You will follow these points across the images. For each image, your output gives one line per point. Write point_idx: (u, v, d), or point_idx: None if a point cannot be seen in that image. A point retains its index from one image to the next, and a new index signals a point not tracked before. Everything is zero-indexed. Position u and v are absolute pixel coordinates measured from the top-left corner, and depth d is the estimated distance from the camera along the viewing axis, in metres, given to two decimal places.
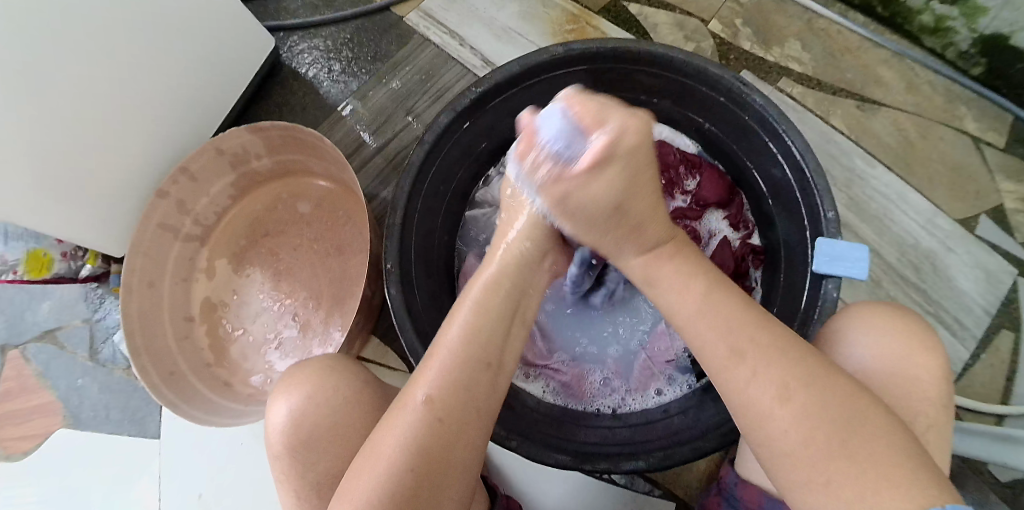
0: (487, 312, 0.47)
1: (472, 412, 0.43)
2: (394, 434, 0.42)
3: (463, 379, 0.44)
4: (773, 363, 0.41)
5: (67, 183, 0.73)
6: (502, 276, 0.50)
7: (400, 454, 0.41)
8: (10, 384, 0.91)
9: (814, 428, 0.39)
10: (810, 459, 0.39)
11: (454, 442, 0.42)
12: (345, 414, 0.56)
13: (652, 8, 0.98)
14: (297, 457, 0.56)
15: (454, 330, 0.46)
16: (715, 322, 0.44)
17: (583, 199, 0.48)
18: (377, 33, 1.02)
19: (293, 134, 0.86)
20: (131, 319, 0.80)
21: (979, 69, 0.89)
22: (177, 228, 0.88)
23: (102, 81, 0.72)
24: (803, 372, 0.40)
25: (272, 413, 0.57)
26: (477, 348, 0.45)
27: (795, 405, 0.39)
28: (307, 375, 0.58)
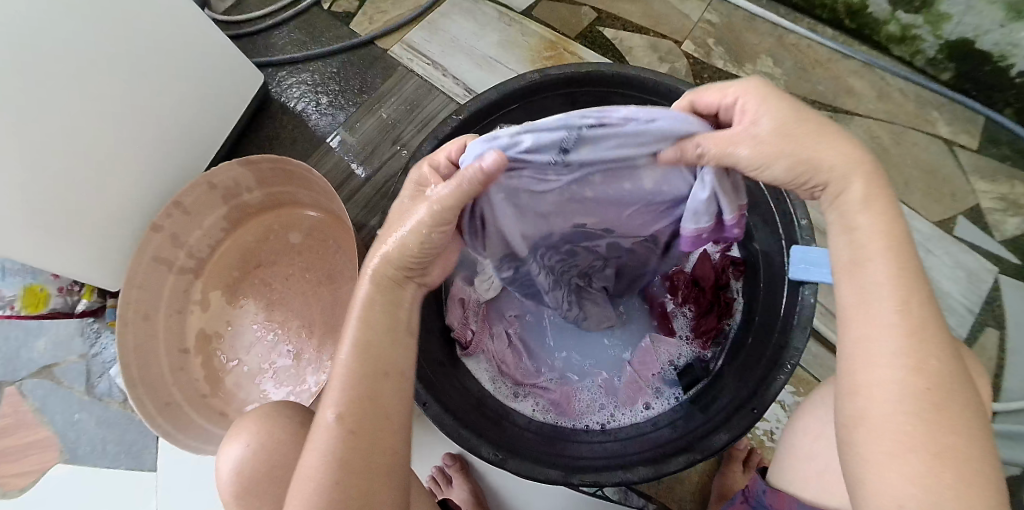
0: (373, 325, 0.47)
1: (382, 419, 0.45)
2: (312, 456, 0.44)
3: (367, 392, 0.45)
4: (915, 352, 0.39)
5: (60, 208, 0.74)
6: (374, 294, 0.47)
7: (322, 470, 0.43)
8: (7, 421, 0.92)
9: (921, 427, 0.37)
10: (909, 452, 0.37)
11: (371, 449, 0.44)
12: (282, 455, 0.58)
13: (626, 32, 1.02)
14: (243, 503, 0.59)
15: (345, 349, 0.46)
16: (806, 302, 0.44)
17: (776, 134, 0.43)
18: (362, 66, 1.05)
19: (282, 166, 0.89)
20: (127, 351, 0.82)
21: (948, 75, 0.92)
22: (172, 262, 0.90)
23: (93, 121, 0.75)
24: (944, 373, 0.39)
25: (221, 459, 0.60)
26: (371, 359, 0.46)
27: (911, 402, 0.38)
28: (250, 421, 0.60)
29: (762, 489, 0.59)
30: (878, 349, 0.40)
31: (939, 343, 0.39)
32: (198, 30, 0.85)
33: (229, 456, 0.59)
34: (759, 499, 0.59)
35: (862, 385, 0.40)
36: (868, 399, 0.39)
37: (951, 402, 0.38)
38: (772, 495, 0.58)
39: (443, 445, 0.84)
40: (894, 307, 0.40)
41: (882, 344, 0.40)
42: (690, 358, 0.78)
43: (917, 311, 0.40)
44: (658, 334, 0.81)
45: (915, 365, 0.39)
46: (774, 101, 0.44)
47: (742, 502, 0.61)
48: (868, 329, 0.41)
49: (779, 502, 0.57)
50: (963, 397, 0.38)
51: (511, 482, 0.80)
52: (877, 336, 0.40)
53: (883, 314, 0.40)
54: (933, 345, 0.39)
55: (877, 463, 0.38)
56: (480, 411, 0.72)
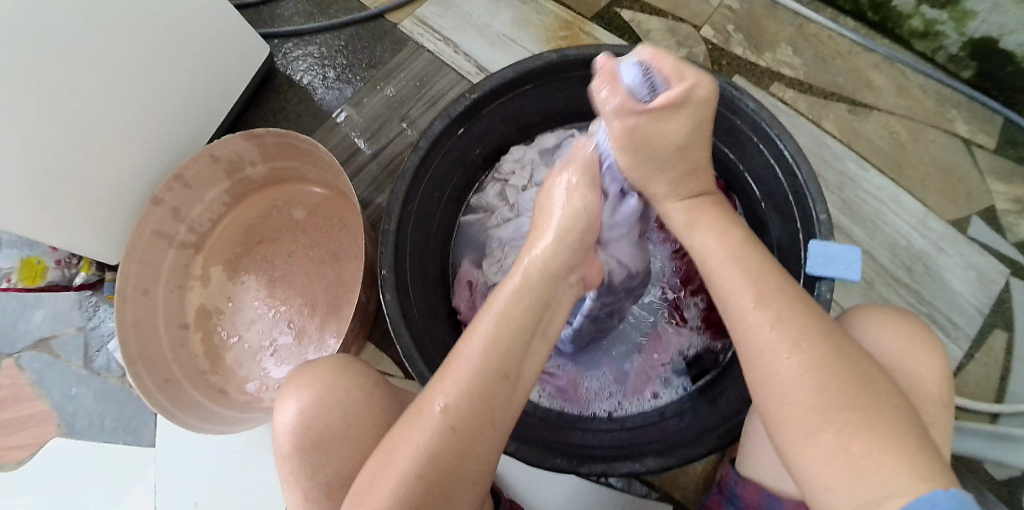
0: (509, 323, 0.45)
1: (486, 423, 0.43)
2: (409, 439, 0.43)
3: (480, 391, 0.43)
4: (788, 331, 0.42)
5: (56, 179, 0.72)
6: (527, 293, 0.47)
7: (413, 466, 0.42)
8: (3, 393, 0.91)
9: (825, 407, 0.39)
10: (822, 422, 0.39)
11: (467, 451, 0.42)
12: (355, 412, 0.56)
13: (644, 14, 0.99)
14: (305, 457, 0.55)
15: (475, 339, 0.45)
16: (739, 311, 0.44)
17: (652, 133, 0.50)
18: (371, 40, 1.02)
19: (288, 142, 0.86)
20: (126, 326, 0.80)
21: (968, 72, 0.90)
22: (172, 236, 0.88)
23: (91, 88, 0.72)
24: (826, 347, 0.41)
25: (279, 413, 0.57)
26: (498, 360, 0.44)
27: (811, 384, 0.40)
28: (313, 375, 0.57)
29: (736, 480, 0.60)
30: (762, 341, 0.42)
31: (813, 327, 0.42)
32: (198, 14, 0.82)
33: (292, 410, 0.56)
34: (733, 492, 0.59)
35: (762, 378, 0.42)
36: (770, 394, 0.42)
37: (841, 378, 0.40)
38: (743, 486, 0.58)
39: None
40: (751, 304, 0.44)
41: (761, 340, 0.42)
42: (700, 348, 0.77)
43: (773, 301, 0.43)
44: (670, 323, 0.80)
45: (795, 347, 0.41)
46: (688, 118, 0.50)
47: (718, 494, 0.63)
48: (749, 327, 0.43)
49: (751, 494, 0.57)
50: (852, 365, 0.41)
51: (514, 472, 0.80)
52: (760, 332, 0.43)
53: (756, 323, 0.43)
54: (801, 324, 0.42)
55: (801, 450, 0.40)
56: None
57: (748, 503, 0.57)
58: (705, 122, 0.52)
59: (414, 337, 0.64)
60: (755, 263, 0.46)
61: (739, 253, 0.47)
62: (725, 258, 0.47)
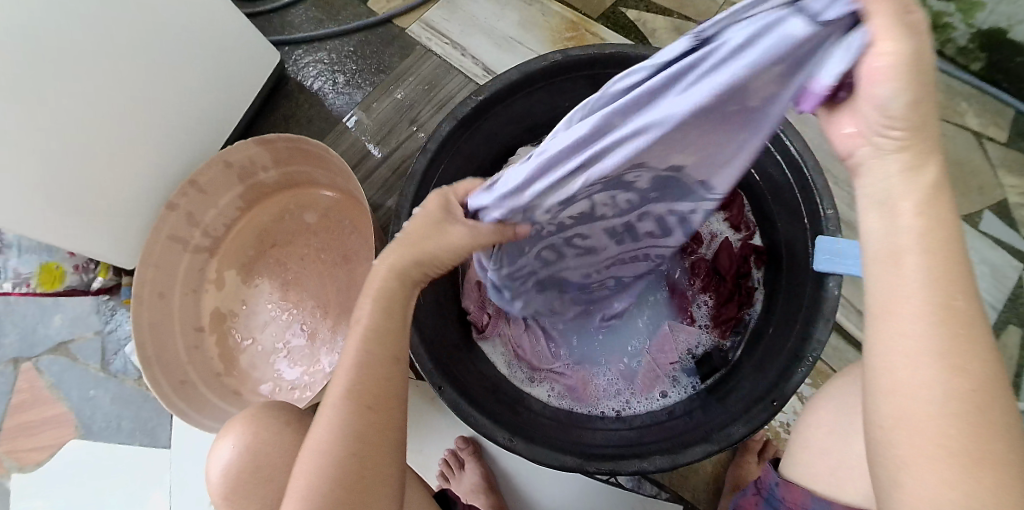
0: (374, 350, 0.47)
1: (369, 443, 0.45)
2: (301, 473, 0.45)
3: (356, 421, 0.45)
4: (952, 356, 0.32)
5: (72, 188, 0.74)
6: (375, 312, 0.47)
7: (317, 472, 0.45)
8: (24, 396, 0.94)
9: (961, 432, 0.31)
10: (948, 443, 0.31)
11: (357, 475, 0.45)
12: (264, 453, 0.58)
13: (650, 14, 0.99)
14: (233, 501, 0.59)
15: (342, 370, 0.46)
16: (894, 300, 0.34)
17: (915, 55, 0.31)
18: (380, 45, 1.03)
19: (299, 145, 0.87)
20: (143, 330, 0.82)
21: (978, 64, 0.89)
22: (187, 240, 0.90)
23: (105, 100, 0.74)
24: (985, 371, 0.33)
25: (211, 461, 0.60)
26: (365, 388, 0.46)
27: (953, 403, 0.32)
28: (234, 423, 0.61)
29: (776, 481, 0.56)
30: (908, 343, 0.33)
31: (981, 340, 0.33)
32: (208, 25, 0.84)
33: (218, 456, 0.60)
34: (773, 492, 0.56)
35: (897, 397, 0.33)
36: (904, 398, 0.33)
37: (992, 405, 0.32)
38: (785, 488, 0.55)
39: (455, 428, 0.84)
40: (926, 308, 0.33)
41: (913, 347, 0.33)
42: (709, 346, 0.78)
43: (956, 301, 0.33)
44: (677, 323, 0.80)
45: (954, 366, 0.32)
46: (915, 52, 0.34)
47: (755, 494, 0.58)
48: (898, 328, 0.34)
49: (794, 495, 0.54)
50: (1002, 399, 0.32)
51: (522, 470, 0.81)
52: (915, 340, 0.33)
53: (913, 314, 0.33)
54: (973, 343, 0.33)
55: (913, 469, 0.32)
56: (496, 396, 0.71)
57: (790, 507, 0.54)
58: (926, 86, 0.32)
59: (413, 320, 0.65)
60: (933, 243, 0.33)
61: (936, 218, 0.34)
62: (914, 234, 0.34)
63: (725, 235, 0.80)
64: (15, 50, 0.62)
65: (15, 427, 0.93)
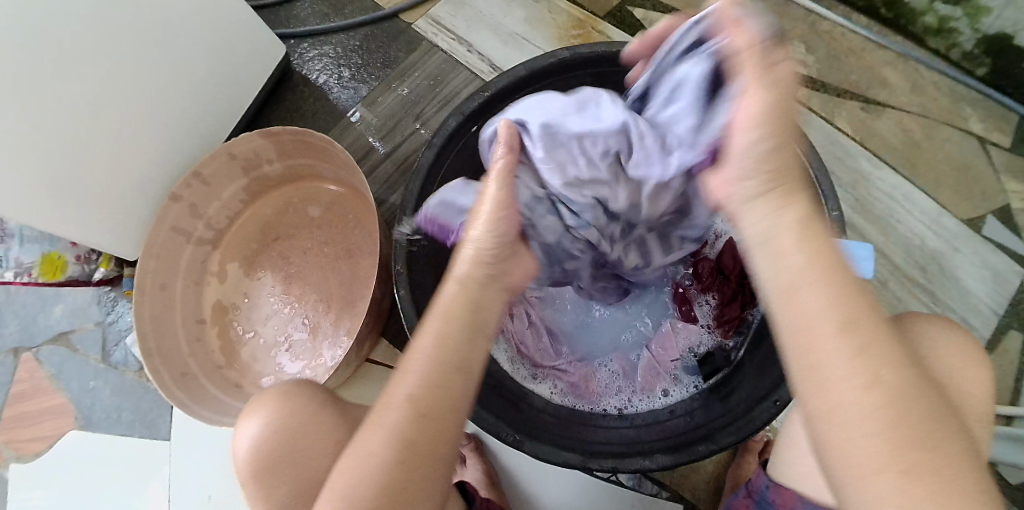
0: (444, 358, 0.44)
1: (421, 453, 0.43)
2: (349, 472, 0.43)
3: (411, 426, 0.43)
4: (865, 364, 0.35)
5: (75, 177, 0.73)
6: (444, 323, 0.45)
7: (365, 477, 0.42)
8: (24, 387, 0.94)
9: (895, 448, 0.34)
10: (885, 461, 0.33)
11: (404, 485, 0.42)
12: (302, 435, 0.58)
13: (657, 13, 0.99)
14: (259, 482, 0.58)
15: (406, 375, 0.44)
16: (813, 324, 0.36)
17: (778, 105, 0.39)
18: (385, 39, 1.03)
19: (303, 138, 0.87)
20: (145, 321, 0.82)
21: (984, 70, 0.89)
22: (189, 232, 0.89)
23: (108, 89, 0.74)
24: (899, 380, 0.35)
25: (238, 437, 0.60)
26: (426, 394, 0.43)
27: (879, 419, 0.34)
28: (268, 400, 0.60)
29: (766, 485, 0.59)
30: (831, 367, 0.35)
31: (892, 353, 0.36)
32: (213, 16, 0.83)
33: (247, 433, 0.59)
34: (764, 495, 0.58)
35: (821, 413, 0.36)
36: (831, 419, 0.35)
37: (915, 413, 0.34)
38: (776, 492, 0.57)
39: None
40: (835, 328, 0.36)
41: (834, 364, 0.35)
42: (711, 345, 0.78)
43: (855, 322, 0.36)
44: (679, 320, 0.80)
45: (873, 381, 0.35)
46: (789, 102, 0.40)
47: (745, 496, 0.62)
48: (818, 350, 0.36)
49: (785, 497, 0.56)
50: (922, 406, 0.35)
51: (523, 466, 0.81)
52: (830, 356, 0.36)
53: (824, 336, 0.36)
54: (885, 355, 0.36)
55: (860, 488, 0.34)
56: (499, 392, 0.71)
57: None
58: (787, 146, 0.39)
59: (418, 316, 0.65)
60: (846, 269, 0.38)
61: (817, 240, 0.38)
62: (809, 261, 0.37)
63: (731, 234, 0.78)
64: (19, 36, 0.62)
65: (13, 417, 0.93)
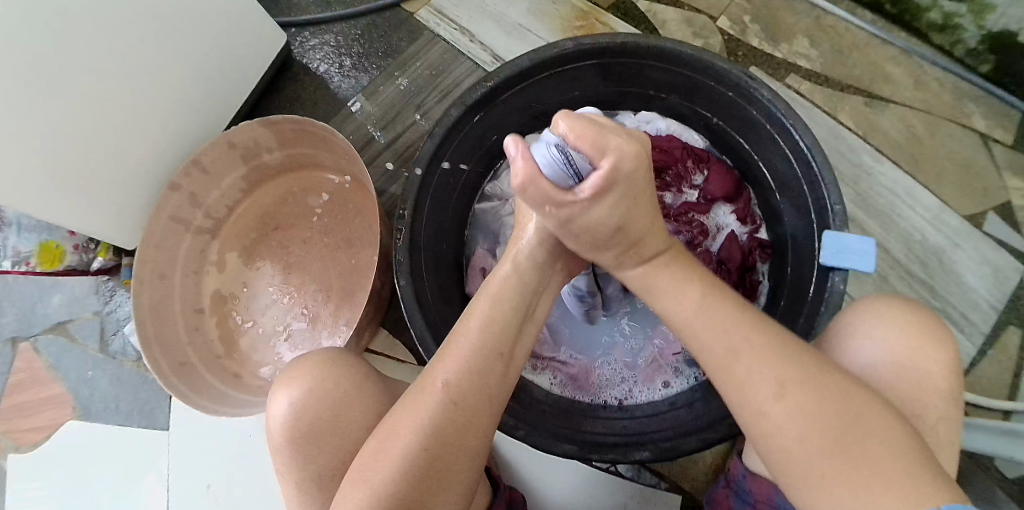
0: (506, 309, 0.47)
1: (485, 399, 0.44)
2: (411, 416, 0.43)
3: (480, 366, 0.44)
4: (774, 370, 0.39)
5: (73, 164, 0.73)
6: (504, 293, 0.48)
7: (429, 422, 0.42)
8: (21, 376, 0.94)
9: (817, 452, 0.37)
10: (819, 473, 0.36)
11: (466, 428, 0.43)
12: (350, 405, 0.56)
13: (660, 5, 0.98)
14: (295, 450, 0.56)
15: (472, 322, 0.46)
16: (712, 357, 0.41)
17: (585, 221, 0.43)
18: (387, 29, 1.03)
19: (303, 127, 0.86)
20: (143, 310, 0.81)
21: (987, 66, 0.89)
22: (189, 221, 0.89)
23: (106, 75, 0.73)
24: (805, 386, 0.38)
25: (270, 406, 0.58)
26: (494, 339, 0.46)
27: (794, 431, 0.37)
28: (308, 366, 0.58)
29: (744, 474, 0.60)
30: (744, 391, 0.39)
31: (789, 364, 0.39)
32: (213, 2, 0.82)
33: (286, 399, 0.57)
34: (743, 485, 0.59)
35: (759, 430, 0.39)
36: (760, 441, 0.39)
37: (827, 415, 0.37)
38: (753, 481, 0.58)
39: None
40: (723, 354, 0.41)
41: (745, 390, 0.39)
42: None
43: (742, 347, 0.40)
44: None
45: (780, 391, 0.38)
46: (616, 201, 0.41)
47: (727, 487, 0.62)
48: (728, 381, 0.40)
49: (759, 488, 0.56)
50: (838, 405, 0.38)
51: (524, 457, 0.81)
52: (741, 375, 0.40)
53: (727, 364, 0.40)
54: (785, 369, 0.39)
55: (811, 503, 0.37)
56: None
57: (756, 499, 0.57)
58: (628, 233, 0.43)
59: (419, 305, 0.65)
60: (720, 301, 0.43)
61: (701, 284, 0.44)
62: (692, 302, 0.43)
63: (732, 227, 0.81)
64: (15, 17, 0.61)
65: (10, 406, 0.93)
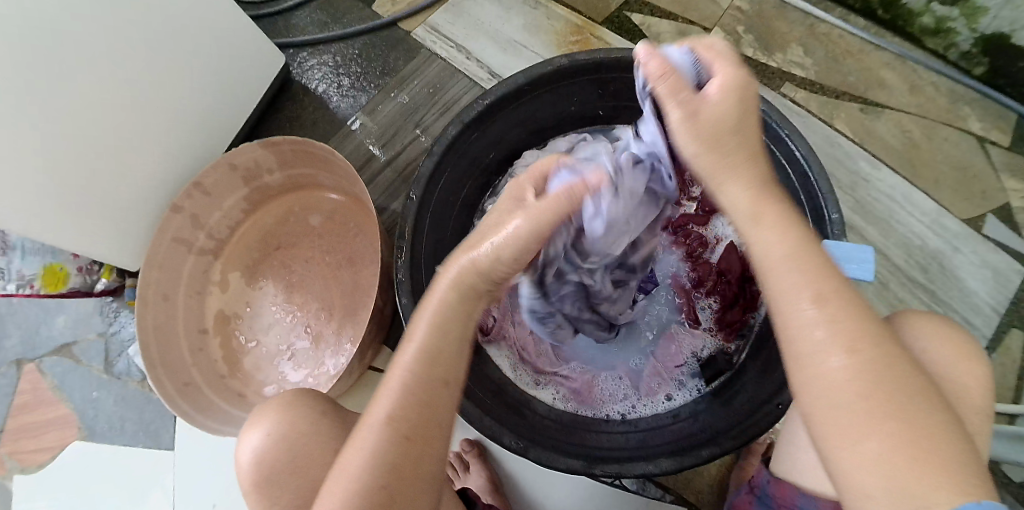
0: (442, 331, 0.47)
1: (430, 428, 0.45)
2: (358, 454, 0.44)
3: (422, 397, 0.45)
4: (846, 330, 0.37)
5: (75, 189, 0.74)
6: (446, 309, 0.47)
7: (375, 457, 0.44)
8: (27, 398, 0.94)
9: (867, 412, 0.36)
10: (869, 431, 0.36)
11: (416, 459, 0.44)
12: (305, 448, 0.58)
13: (654, 18, 0.99)
14: (261, 493, 0.58)
15: (408, 351, 0.46)
16: (792, 306, 0.39)
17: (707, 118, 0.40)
18: (384, 47, 1.04)
19: (303, 147, 0.87)
20: (147, 331, 0.82)
21: (981, 69, 0.89)
22: (191, 242, 0.90)
23: (105, 101, 0.74)
24: (878, 351, 0.37)
25: (240, 449, 0.60)
26: (435, 368, 0.46)
27: (856, 387, 0.36)
28: (270, 409, 0.60)
29: (767, 479, 0.59)
30: (812, 339, 0.38)
31: (866, 326, 0.38)
32: (210, 25, 0.83)
33: (249, 443, 0.59)
34: (764, 490, 0.58)
35: (807, 380, 0.38)
36: (811, 394, 0.38)
37: (888, 382, 0.37)
38: (775, 485, 0.57)
39: (461, 431, 0.84)
40: (809, 303, 0.38)
41: (820, 341, 0.38)
42: (714, 349, 0.78)
43: (831, 299, 0.38)
44: (683, 325, 0.80)
45: (848, 351, 0.37)
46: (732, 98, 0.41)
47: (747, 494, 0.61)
48: (799, 332, 0.38)
49: (781, 491, 0.56)
50: (896, 373, 0.37)
51: (527, 471, 0.81)
52: (808, 328, 0.38)
53: (801, 312, 0.38)
54: (857, 330, 0.37)
55: (844, 460, 0.36)
56: (503, 399, 0.71)
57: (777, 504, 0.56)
58: (730, 143, 0.40)
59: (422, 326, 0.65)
60: (815, 255, 0.39)
61: (801, 240, 0.40)
62: (784, 250, 0.39)
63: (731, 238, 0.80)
64: (12, 47, 0.61)
65: (17, 428, 0.93)
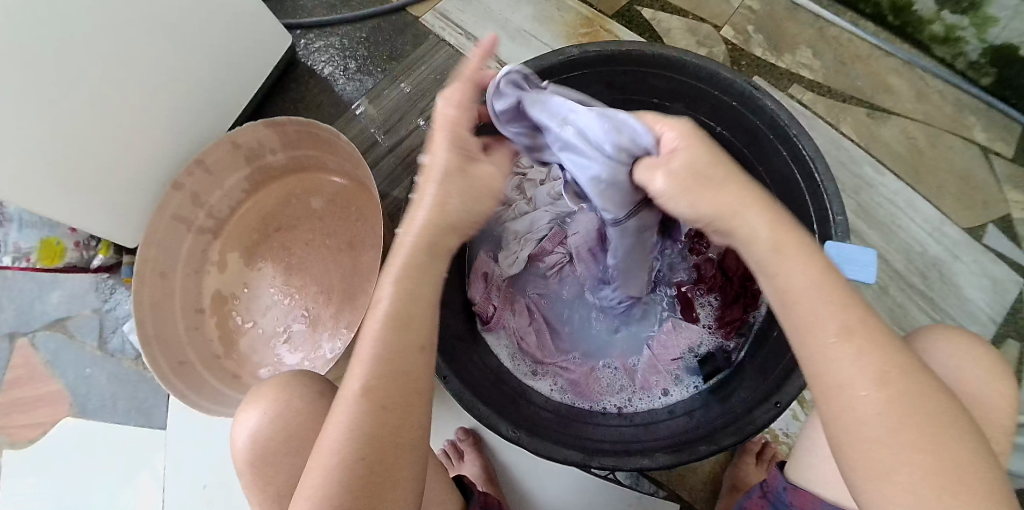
0: (415, 298, 0.44)
1: (412, 393, 0.44)
2: (336, 428, 0.43)
3: (398, 365, 0.44)
4: (872, 363, 0.38)
5: (75, 161, 0.73)
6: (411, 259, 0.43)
7: (357, 427, 0.42)
8: (18, 372, 0.93)
9: (905, 442, 0.36)
10: (903, 461, 0.36)
11: (398, 427, 0.43)
12: (300, 427, 0.58)
13: (665, 13, 0.99)
14: (256, 473, 0.58)
15: (377, 314, 0.44)
16: (819, 332, 0.39)
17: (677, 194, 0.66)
18: (392, 32, 1.03)
19: (309, 130, 0.86)
20: (143, 308, 0.81)
21: (988, 80, 0.90)
22: (190, 221, 0.89)
23: (110, 74, 0.73)
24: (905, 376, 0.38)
25: (237, 426, 0.60)
26: (406, 334, 0.44)
27: (889, 418, 0.37)
28: (269, 388, 0.60)
29: (783, 486, 0.59)
30: (840, 371, 0.38)
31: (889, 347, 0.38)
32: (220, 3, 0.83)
33: (246, 421, 0.59)
34: (781, 497, 0.59)
35: (842, 416, 0.38)
36: (846, 424, 0.38)
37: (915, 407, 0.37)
38: (793, 493, 0.58)
39: (457, 419, 0.85)
40: (836, 334, 0.38)
41: (853, 373, 0.38)
42: (712, 346, 0.78)
43: (858, 330, 0.38)
44: (681, 319, 0.80)
45: (884, 378, 0.37)
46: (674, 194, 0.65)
47: (761, 496, 0.62)
48: (833, 361, 0.38)
49: (801, 500, 0.57)
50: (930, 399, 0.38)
51: (520, 460, 0.81)
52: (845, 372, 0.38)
53: (826, 342, 0.38)
54: (880, 347, 0.38)
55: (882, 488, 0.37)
56: (501, 388, 0.71)
57: None
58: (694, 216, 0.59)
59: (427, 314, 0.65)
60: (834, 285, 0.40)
61: (826, 275, 0.40)
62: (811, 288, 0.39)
63: None
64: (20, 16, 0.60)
65: (7, 403, 0.92)
